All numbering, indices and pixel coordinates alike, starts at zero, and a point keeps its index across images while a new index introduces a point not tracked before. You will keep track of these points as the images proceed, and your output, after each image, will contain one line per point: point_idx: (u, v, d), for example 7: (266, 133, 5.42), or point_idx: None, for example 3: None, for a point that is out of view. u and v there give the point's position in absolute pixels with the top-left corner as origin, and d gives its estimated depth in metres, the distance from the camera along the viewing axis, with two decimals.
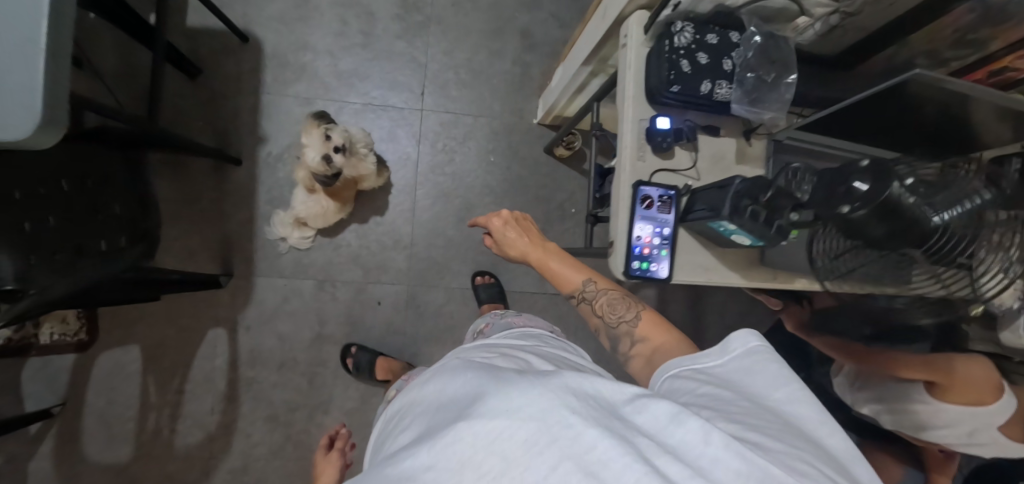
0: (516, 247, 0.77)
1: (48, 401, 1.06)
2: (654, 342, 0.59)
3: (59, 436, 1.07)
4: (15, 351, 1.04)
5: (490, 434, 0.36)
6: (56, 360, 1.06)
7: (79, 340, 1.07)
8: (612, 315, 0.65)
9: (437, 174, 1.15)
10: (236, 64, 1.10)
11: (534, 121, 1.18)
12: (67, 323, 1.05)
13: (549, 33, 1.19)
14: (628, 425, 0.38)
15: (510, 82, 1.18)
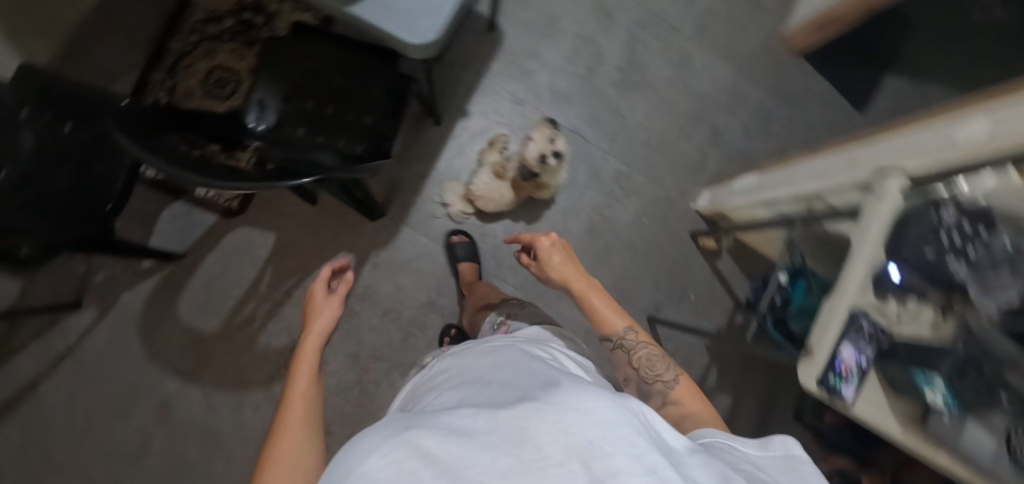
0: (558, 270, 0.78)
1: (175, 246, 1.10)
2: (686, 408, 0.63)
3: (167, 281, 1.10)
4: (171, 190, 1.09)
5: (554, 422, 0.37)
6: (200, 215, 1.11)
7: (227, 207, 1.10)
8: (647, 371, 0.67)
9: (594, 211, 1.23)
10: (476, 45, 1.22)
11: (692, 206, 1.28)
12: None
13: (735, 140, 1.31)
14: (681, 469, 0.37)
15: (686, 164, 1.29)
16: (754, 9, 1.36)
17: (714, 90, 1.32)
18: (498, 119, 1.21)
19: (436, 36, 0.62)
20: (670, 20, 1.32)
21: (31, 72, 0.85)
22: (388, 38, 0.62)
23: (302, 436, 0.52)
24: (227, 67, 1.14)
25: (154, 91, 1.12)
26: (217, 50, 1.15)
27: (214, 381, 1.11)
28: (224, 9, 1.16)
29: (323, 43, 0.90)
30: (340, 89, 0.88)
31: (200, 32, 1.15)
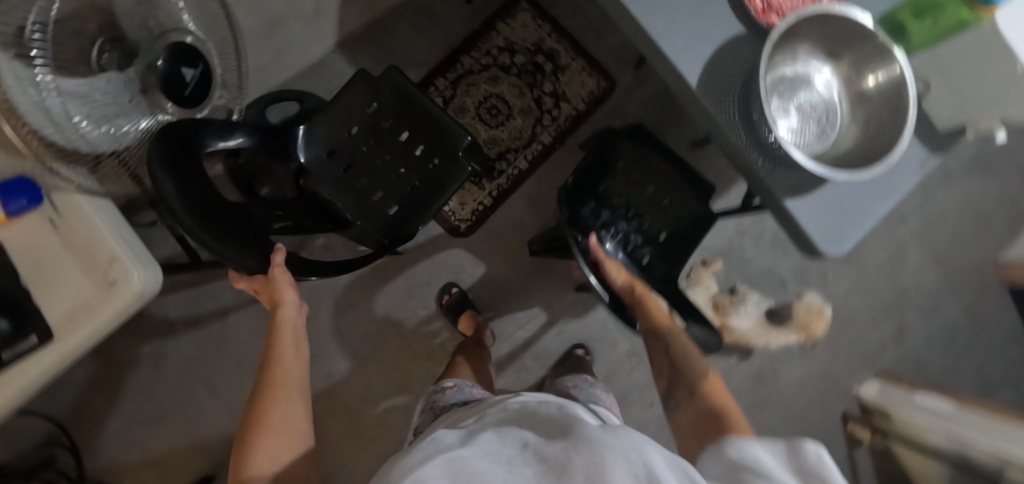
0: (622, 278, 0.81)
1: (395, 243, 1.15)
2: (716, 401, 0.58)
3: (374, 270, 1.15)
4: None
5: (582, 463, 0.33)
6: (429, 223, 1.16)
7: (455, 225, 1.16)
8: (685, 360, 0.68)
9: (766, 359, 1.26)
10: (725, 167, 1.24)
11: (854, 390, 1.29)
12: (461, 208, 1.16)
13: (919, 346, 1.31)
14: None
15: (865, 349, 1.30)
16: (984, 228, 1.35)
17: (916, 290, 1.32)
18: (718, 241, 1.24)
19: (846, 248, 0.67)
20: (903, 209, 1.33)
21: (398, 75, 0.87)
22: (805, 234, 0.67)
23: (292, 418, 0.58)
24: (505, 99, 1.18)
25: (433, 93, 1.17)
26: (502, 79, 1.19)
27: (377, 375, 1.15)
28: (522, 44, 1.19)
29: (653, 149, 0.94)
30: (652, 201, 0.92)
31: (493, 57, 1.19)
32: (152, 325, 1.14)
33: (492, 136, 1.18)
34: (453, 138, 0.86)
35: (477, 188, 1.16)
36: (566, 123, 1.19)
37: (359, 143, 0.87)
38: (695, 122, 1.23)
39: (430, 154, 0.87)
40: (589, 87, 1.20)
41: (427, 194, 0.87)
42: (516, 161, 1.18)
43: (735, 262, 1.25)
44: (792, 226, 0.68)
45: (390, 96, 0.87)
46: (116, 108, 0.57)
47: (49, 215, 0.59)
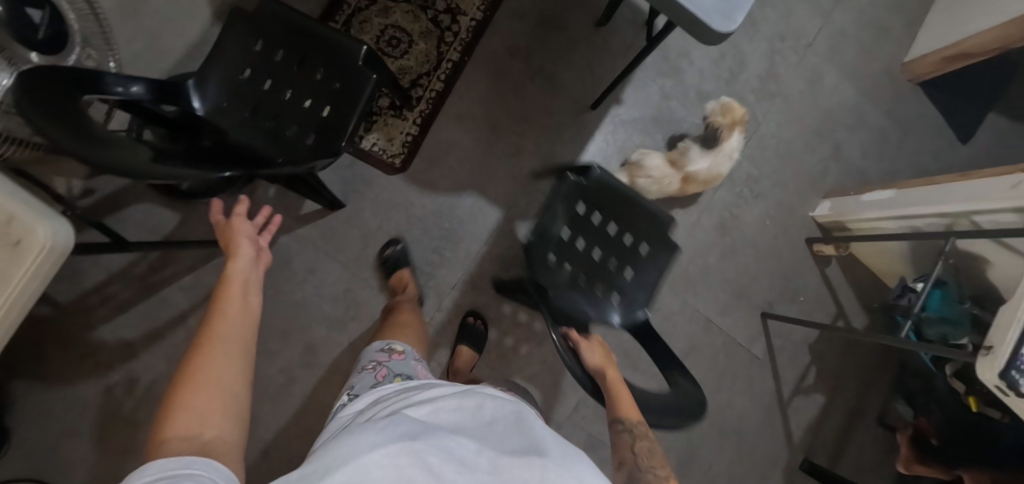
0: (596, 357, 0.84)
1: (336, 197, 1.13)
2: None
3: (324, 229, 1.13)
4: None
5: None
6: (365, 168, 1.14)
7: (391, 163, 1.15)
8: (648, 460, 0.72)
9: (723, 209, 1.31)
10: (633, 37, 1.27)
11: (810, 214, 1.35)
12: (390, 144, 1.15)
13: (855, 157, 1.38)
14: None
15: (809, 173, 1.36)
16: (882, 36, 1.43)
17: (839, 108, 1.39)
18: (648, 110, 1.27)
19: (736, 24, 0.69)
20: (806, 38, 1.39)
21: (277, 5, 0.83)
22: (695, 20, 0.70)
23: (221, 378, 0.54)
24: (401, 27, 1.17)
25: None
26: (393, 9, 1.17)
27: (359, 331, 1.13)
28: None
29: (615, 189, 0.92)
30: (613, 241, 0.92)
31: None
32: (110, 352, 1.09)
33: (400, 67, 1.16)
34: (348, 52, 0.84)
35: (400, 122, 1.16)
36: (468, 35, 1.19)
37: (257, 85, 0.84)
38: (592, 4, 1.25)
39: (331, 74, 0.84)
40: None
41: (339, 115, 0.84)
42: (431, 84, 1.17)
43: (668, 126, 1.28)
44: (688, 19, 0.71)
45: (273, 28, 0.84)
46: None
47: None
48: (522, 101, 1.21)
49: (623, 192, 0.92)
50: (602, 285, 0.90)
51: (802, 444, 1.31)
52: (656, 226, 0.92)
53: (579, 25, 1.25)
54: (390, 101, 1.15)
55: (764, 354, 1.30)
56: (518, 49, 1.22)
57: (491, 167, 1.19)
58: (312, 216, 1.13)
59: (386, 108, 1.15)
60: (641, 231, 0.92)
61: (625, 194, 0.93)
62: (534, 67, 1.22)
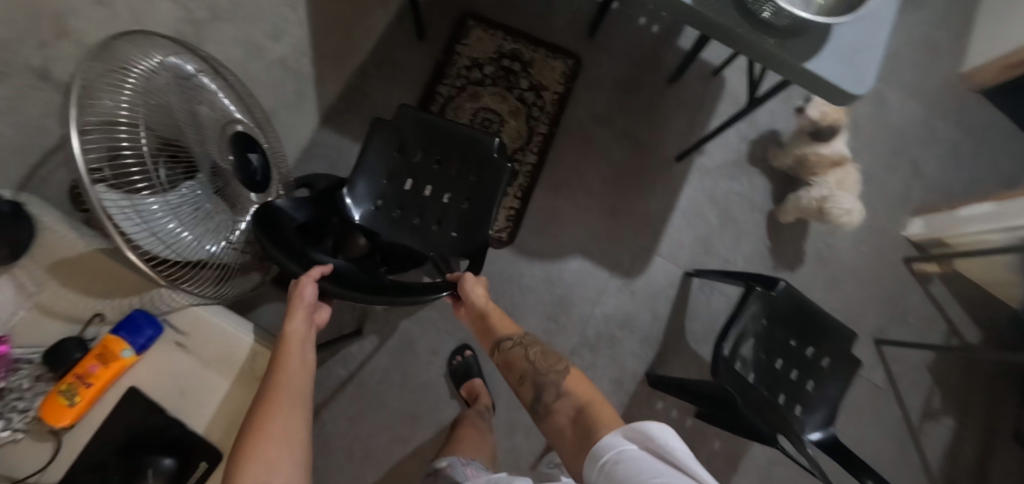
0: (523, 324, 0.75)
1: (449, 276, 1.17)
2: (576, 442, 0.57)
3: (440, 309, 1.17)
4: None
5: None
6: None
7: (498, 236, 1.20)
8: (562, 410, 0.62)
9: (817, 240, 1.32)
10: (705, 88, 1.31)
11: (902, 234, 1.36)
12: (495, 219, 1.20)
13: (935, 172, 1.40)
14: None
15: (894, 194, 1.37)
16: (938, 54, 1.47)
17: (911, 126, 1.42)
18: (730, 155, 1.31)
19: (869, 85, 0.73)
20: None
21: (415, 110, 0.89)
22: (829, 86, 0.74)
23: (292, 427, 0.49)
24: (492, 109, 1.24)
25: None
26: (482, 93, 1.25)
27: None
28: (485, 57, 1.26)
29: (805, 306, 0.97)
30: (794, 353, 0.96)
31: (465, 77, 1.25)
32: None
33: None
34: (482, 150, 0.89)
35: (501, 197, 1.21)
36: (553, 107, 1.26)
37: (399, 182, 0.90)
38: (663, 62, 1.31)
39: (467, 169, 0.90)
40: (559, 70, 1.27)
41: (477, 210, 0.88)
42: (525, 158, 1.23)
43: (751, 166, 1.31)
44: (819, 86, 0.75)
45: (413, 130, 0.89)
46: (207, 215, 0.62)
47: (175, 340, 0.59)
48: (609, 161, 1.26)
49: (808, 307, 0.97)
50: (785, 394, 0.94)
51: (942, 473, 1.26)
52: (840, 342, 0.97)
53: (651, 84, 1.30)
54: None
55: (886, 382, 1.28)
56: (601, 114, 1.27)
57: (590, 228, 1.23)
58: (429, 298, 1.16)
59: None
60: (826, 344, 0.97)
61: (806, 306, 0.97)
62: (615, 128, 1.28)
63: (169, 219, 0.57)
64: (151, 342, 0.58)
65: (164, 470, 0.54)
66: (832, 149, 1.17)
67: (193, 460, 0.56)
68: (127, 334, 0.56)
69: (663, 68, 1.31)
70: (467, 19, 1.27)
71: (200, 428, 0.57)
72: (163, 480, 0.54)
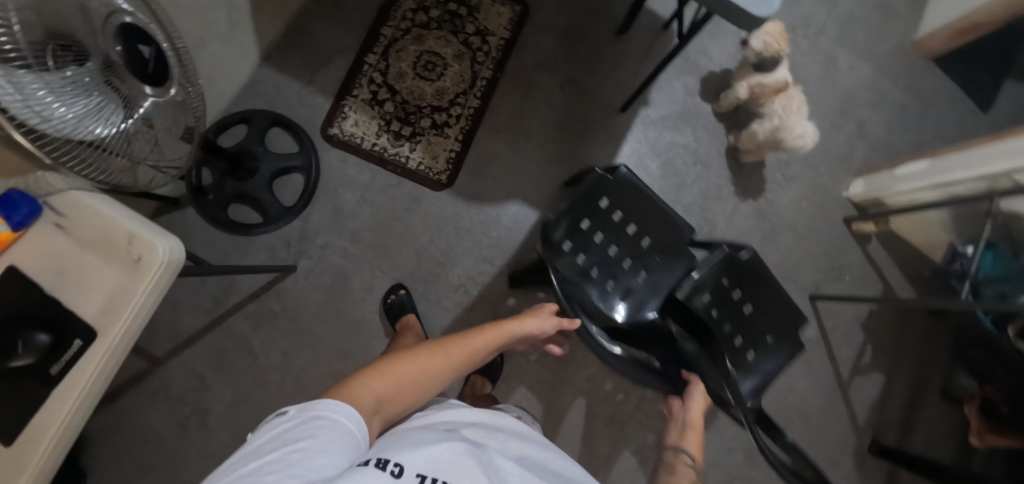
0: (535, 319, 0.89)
1: (386, 217, 1.19)
2: None
3: (376, 249, 1.18)
4: (388, 162, 1.20)
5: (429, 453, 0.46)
6: (412, 186, 1.20)
7: (437, 179, 1.21)
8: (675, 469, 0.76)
9: (758, 196, 1.33)
10: (653, 38, 1.31)
11: (844, 194, 1.37)
12: (435, 161, 1.21)
13: (881, 133, 1.41)
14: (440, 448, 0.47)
15: (838, 154, 1.39)
16: (892, 16, 1.47)
17: (859, 88, 1.42)
18: (675, 108, 1.31)
19: (773, 6, 0.74)
20: (816, 26, 1.44)
21: (610, 174, 0.85)
22: (739, 10, 0.75)
23: (431, 373, 0.68)
24: (436, 52, 1.24)
25: (368, 68, 1.22)
26: (426, 35, 1.24)
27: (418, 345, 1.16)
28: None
29: (764, 273, 0.86)
30: (741, 317, 0.86)
31: (410, 19, 1.24)
32: (182, 386, 1.11)
33: (438, 88, 1.23)
34: (681, 235, 0.87)
35: (442, 140, 1.21)
36: (499, 53, 1.26)
37: (626, 270, 0.85)
38: (611, 12, 1.31)
39: (653, 244, 0.86)
40: (506, 16, 1.27)
41: (669, 266, 0.86)
42: (468, 102, 1.23)
43: (695, 120, 1.32)
44: (729, 12, 0.76)
45: (617, 195, 0.85)
46: (94, 104, 0.61)
47: (54, 221, 0.59)
48: (553, 109, 1.26)
49: (764, 273, 0.86)
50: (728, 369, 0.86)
51: (869, 425, 1.29)
52: (790, 322, 0.87)
53: (599, 33, 1.30)
54: (432, 122, 1.22)
55: (817, 336, 1.31)
56: (547, 62, 1.27)
57: (531, 175, 1.24)
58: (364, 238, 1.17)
59: (428, 128, 1.21)
60: (777, 315, 0.87)
61: (761, 267, 0.86)
62: (561, 76, 1.28)
63: (51, 97, 0.56)
64: (28, 221, 0.58)
65: (37, 344, 0.56)
66: (775, 78, 1.16)
67: (67, 337, 0.57)
68: (2, 209, 0.56)
69: (612, 19, 1.31)
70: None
71: (78, 307, 0.58)
72: (36, 353, 0.56)
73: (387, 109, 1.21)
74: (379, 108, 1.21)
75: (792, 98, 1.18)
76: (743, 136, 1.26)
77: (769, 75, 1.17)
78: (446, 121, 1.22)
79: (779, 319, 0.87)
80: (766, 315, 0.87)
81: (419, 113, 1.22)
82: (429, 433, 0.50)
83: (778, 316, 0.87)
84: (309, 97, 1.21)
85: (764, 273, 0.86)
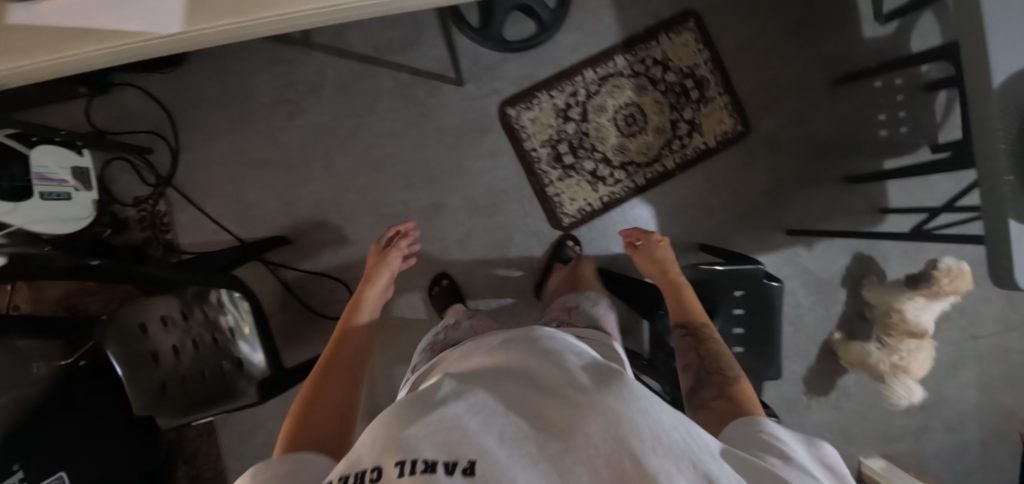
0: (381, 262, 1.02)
1: (553, 126, 1.18)
2: (739, 399, 0.63)
3: (530, 133, 1.17)
4: (530, 167, 1.18)
5: (436, 426, 0.37)
6: (589, 130, 1.19)
7: (563, 220, 1.19)
8: (704, 365, 0.72)
9: (802, 394, 1.32)
10: (863, 209, 1.27)
11: (858, 459, 1.36)
12: (571, 201, 1.19)
13: (930, 450, 1.38)
14: (428, 420, 0.37)
15: (887, 431, 1.36)
16: None
17: (957, 405, 1.38)
18: (821, 272, 1.29)
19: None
20: (979, 329, 1.36)
21: (764, 279, 0.96)
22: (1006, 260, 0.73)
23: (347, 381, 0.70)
24: (643, 111, 1.21)
25: (584, 74, 1.18)
26: (647, 92, 1.21)
27: (481, 227, 1.17)
28: (676, 64, 1.21)
29: None
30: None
31: (646, 66, 1.20)
32: (303, 78, 1.14)
33: (621, 145, 1.20)
34: (763, 370, 0.98)
35: (591, 189, 1.19)
36: (693, 154, 1.22)
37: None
38: (858, 160, 1.27)
39: (741, 358, 0.97)
40: (725, 125, 1.23)
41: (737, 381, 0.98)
42: (635, 176, 1.21)
43: (824, 296, 1.29)
44: (998, 254, 0.75)
45: (755, 299, 0.96)
46: None
47: None
48: (740, 178, 1.25)
49: None
50: None
51: None
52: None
53: (831, 165, 1.27)
54: (595, 168, 1.19)
55: None
56: (775, 144, 1.25)
57: (679, 205, 1.23)
58: (530, 118, 1.17)
59: (586, 171, 1.19)
60: None
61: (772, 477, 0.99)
62: (773, 163, 1.25)
63: None
64: None
65: None
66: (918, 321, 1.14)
67: None
68: None
69: (852, 165, 1.27)
70: (680, 20, 1.20)
71: None
72: None
73: (568, 127, 1.18)
74: (563, 122, 1.18)
75: (918, 349, 1.16)
76: (845, 344, 1.25)
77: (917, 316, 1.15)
78: (604, 178, 1.19)
79: None
80: None
81: (589, 153, 1.19)
82: (412, 412, 0.40)
83: None
84: None
85: None
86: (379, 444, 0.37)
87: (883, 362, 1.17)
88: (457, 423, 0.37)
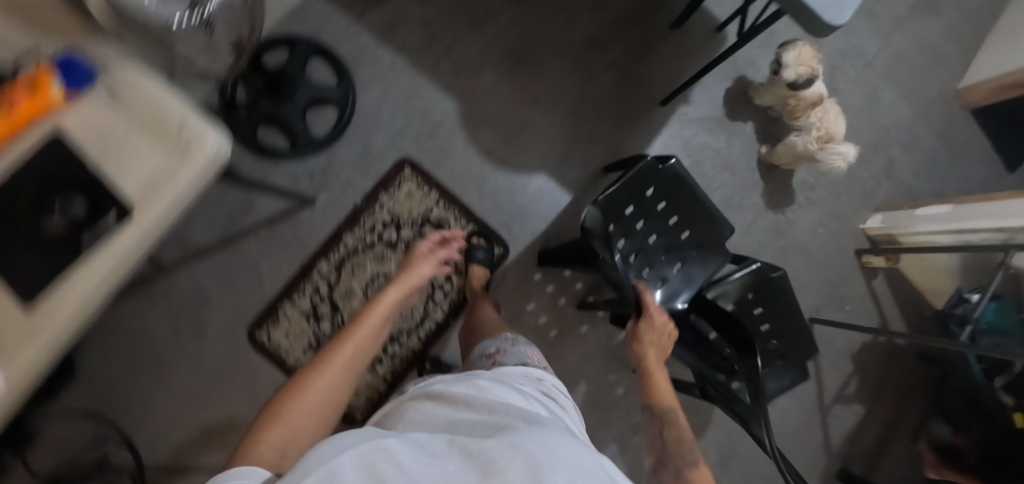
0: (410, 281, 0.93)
1: (375, 244, 1.16)
2: None
3: (385, 205, 1.16)
4: None
5: (375, 457, 0.43)
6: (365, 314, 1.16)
7: (415, 355, 1.16)
8: (675, 449, 0.72)
9: (778, 215, 1.33)
10: (704, 39, 1.31)
11: (859, 227, 1.39)
12: (357, 399, 1.14)
13: (903, 176, 1.43)
14: (370, 450, 0.44)
15: (861, 188, 1.40)
16: (939, 62, 1.48)
17: (894, 128, 1.44)
18: (714, 112, 1.31)
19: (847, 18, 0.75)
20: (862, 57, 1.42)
21: (660, 164, 0.95)
22: (811, 14, 0.75)
23: (336, 384, 0.68)
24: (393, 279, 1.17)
25: (327, 272, 1.14)
26: (391, 256, 1.17)
27: (423, 297, 1.17)
28: (408, 216, 1.17)
29: (790, 299, 0.98)
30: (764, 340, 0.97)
31: (378, 234, 1.16)
32: (185, 296, 1.13)
33: (405, 311, 1.16)
34: (718, 234, 0.99)
35: (393, 367, 1.16)
36: (460, 297, 1.18)
37: (666, 257, 0.97)
38: (669, 5, 1.30)
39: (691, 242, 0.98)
40: None
41: (705, 262, 0.98)
42: (407, 345, 1.16)
43: (731, 128, 1.31)
44: (801, 14, 0.76)
45: (666, 185, 0.96)
46: None
47: (106, 93, 0.56)
48: (593, 91, 1.27)
49: (787, 297, 0.97)
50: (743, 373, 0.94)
51: (838, 454, 1.34)
52: (803, 349, 0.98)
53: (653, 25, 1.30)
54: None
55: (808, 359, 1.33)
56: (596, 45, 1.27)
57: (562, 151, 1.24)
58: (377, 192, 1.16)
59: None
60: (786, 347, 0.98)
61: (794, 315, 0.98)
62: (609, 59, 1.28)
63: None
64: (80, 88, 0.55)
65: (73, 212, 0.52)
66: (812, 91, 1.15)
67: (104, 208, 0.53)
68: (59, 70, 0.54)
69: (667, 12, 1.30)
70: (395, 173, 1.17)
71: (118, 176, 0.55)
72: (70, 220, 0.52)
73: (324, 325, 1.15)
74: (315, 323, 1.14)
75: (829, 110, 1.17)
76: (777, 152, 1.26)
77: (807, 89, 1.15)
78: (396, 351, 1.16)
79: (784, 353, 0.98)
80: (788, 328, 0.98)
81: None
82: (355, 439, 0.47)
83: (783, 348, 0.98)
84: (352, 35, 1.20)
85: (790, 315, 0.98)
86: (306, 463, 0.43)
87: (809, 142, 1.19)
88: (336, 468, 0.41)
